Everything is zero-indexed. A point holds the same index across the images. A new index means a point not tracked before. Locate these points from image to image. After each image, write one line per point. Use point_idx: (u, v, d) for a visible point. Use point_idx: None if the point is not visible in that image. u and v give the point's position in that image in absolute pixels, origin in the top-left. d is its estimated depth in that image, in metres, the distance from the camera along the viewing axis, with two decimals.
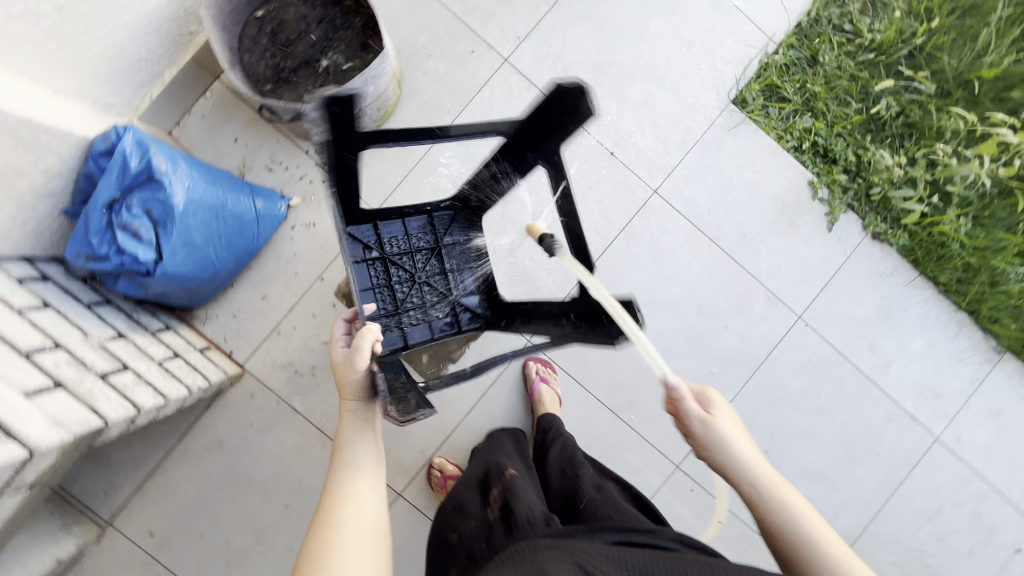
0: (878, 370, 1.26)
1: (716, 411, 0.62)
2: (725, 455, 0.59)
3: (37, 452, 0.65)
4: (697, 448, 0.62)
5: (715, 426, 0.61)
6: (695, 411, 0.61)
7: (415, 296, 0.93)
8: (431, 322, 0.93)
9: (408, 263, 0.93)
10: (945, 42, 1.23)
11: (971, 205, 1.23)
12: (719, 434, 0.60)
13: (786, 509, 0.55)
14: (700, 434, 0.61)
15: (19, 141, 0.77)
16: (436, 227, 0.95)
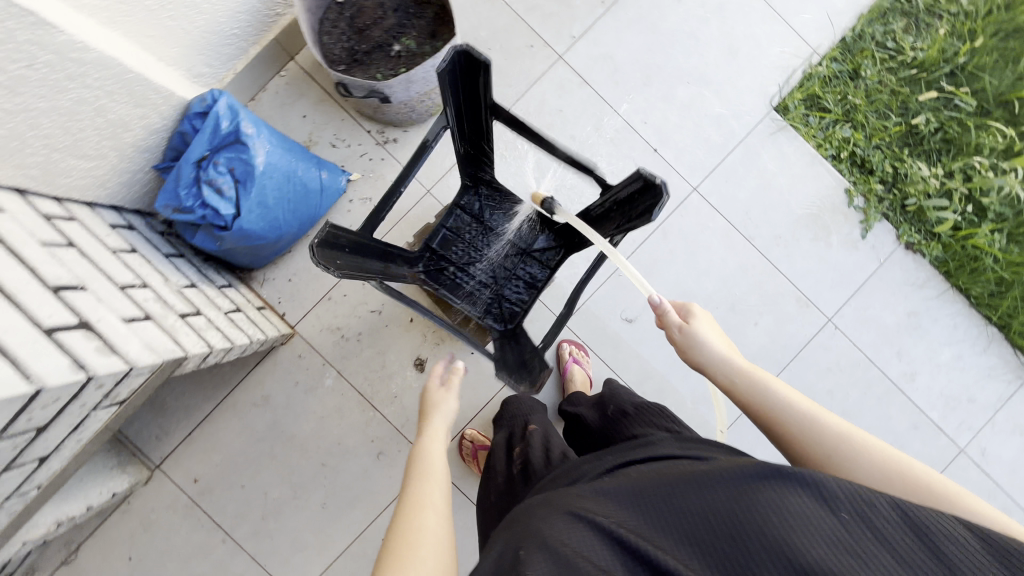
0: (905, 378, 1.28)
1: (691, 318, 0.68)
2: (701, 354, 0.66)
3: (134, 369, 0.72)
4: (684, 356, 0.68)
5: (692, 331, 0.67)
6: (674, 321, 0.69)
7: (501, 275, 0.96)
8: (529, 281, 0.96)
9: (476, 253, 0.96)
10: (987, 63, 1.27)
11: (1006, 221, 1.26)
12: (693, 335, 0.67)
13: (759, 387, 0.60)
14: (679, 341, 0.68)
15: (131, 96, 0.86)
16: (472, 212, 0.96)
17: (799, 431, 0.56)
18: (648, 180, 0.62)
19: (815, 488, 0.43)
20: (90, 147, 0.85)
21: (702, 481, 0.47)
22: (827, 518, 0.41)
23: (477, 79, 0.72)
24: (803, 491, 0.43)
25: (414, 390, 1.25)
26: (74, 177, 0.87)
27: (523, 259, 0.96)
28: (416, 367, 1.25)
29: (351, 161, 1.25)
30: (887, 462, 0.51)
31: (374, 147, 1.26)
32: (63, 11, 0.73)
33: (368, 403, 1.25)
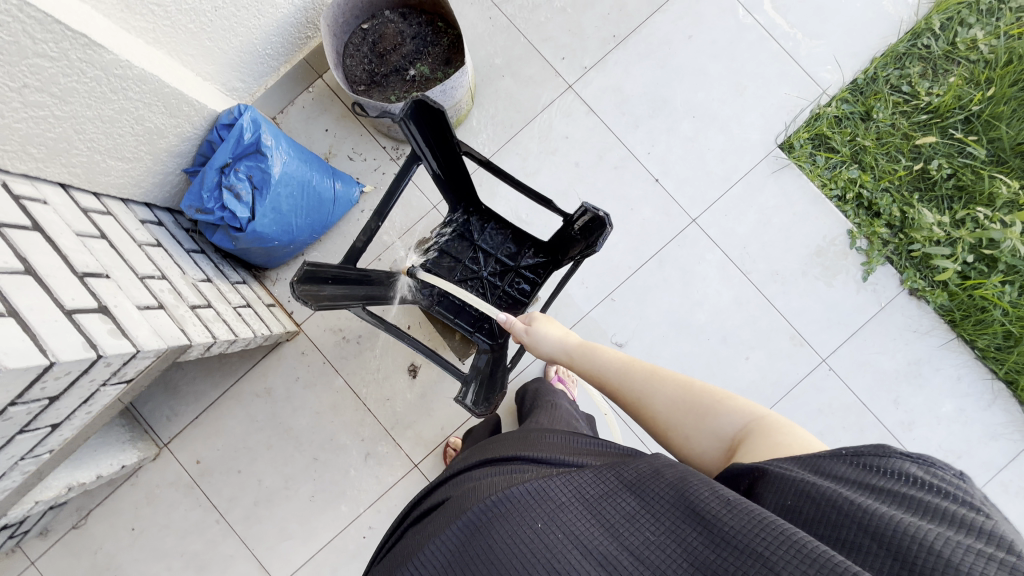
0: (902, 427, 1.25)
1: (537, 317, 0.78)
2: (543, 345, 0.74)
3: (141, 351, 0.80)
4: (536, 353, 0.76)
5: (531, 329, 0.76)
6: (518, 327, 0.78)
7: (489, 291, 0.99)
8: (515, 297, 0.99)
9: (467, 273, 1.00)
10: (1004, 112, 1.25)
11: (1017, 273, 1.22)
12: (536, 328, 0.75)
13: (586, 355, 0.67)
14: (527, 337, 0.77)
15: (167, 108, 0.96)
16: (464, 234, 1.01)
17: (614, 382, 0.61)
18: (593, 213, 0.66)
19: (503, 515, 0.41)
20: (127, 150, 0.95)
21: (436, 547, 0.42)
22: (538, 524, 0.40)
23: (442, 124, 0.71)
24: (502, 521, 0.41)
25: (406, 394, 1.31)
26: (112, 176, 0.97)
27: (510, 277, 0.99)
28: (409, 373, 1.31)
29: (366, 174, 1.34)
30: (678, 386, 0.56)
31: (388, 162, 1.34)
32: (112, 32, 0.84)
33: (362, 403, 1.31)
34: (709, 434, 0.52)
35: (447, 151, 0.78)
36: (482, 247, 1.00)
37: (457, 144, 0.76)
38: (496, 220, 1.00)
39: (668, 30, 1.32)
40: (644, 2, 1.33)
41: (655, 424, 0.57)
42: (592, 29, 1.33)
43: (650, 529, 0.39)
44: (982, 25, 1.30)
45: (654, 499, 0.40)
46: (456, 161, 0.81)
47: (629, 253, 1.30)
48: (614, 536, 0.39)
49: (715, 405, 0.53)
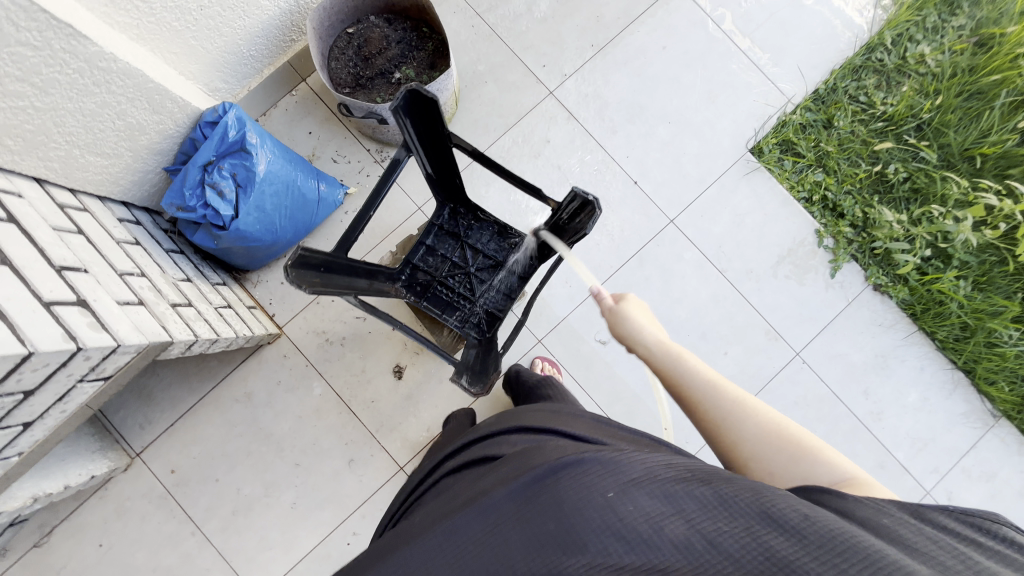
0: (872, 417, 1.31)
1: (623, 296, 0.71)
2: (631, 326, 0.68)
3: (121, 346, 0.78)
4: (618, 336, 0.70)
5: (620, 310, 0.70)
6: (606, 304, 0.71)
7: (475, 286, 1.01)
8: (501, 292, 1.01)
9: (453, 268, 1.02)
10: (951, 120, 1.35)
11: (970, 269, 1.31)
12: (622, 310, 0.70)
13: (676, 360, 0.63)
14: (610, 313, 0.71)
15: (150, 104, 0.95)
16: (450, 230, 1.02)
17: (702, 397, 0.59)
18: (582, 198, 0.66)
19: (578, 474, 0.43)
20: (106, 146, 0.94)
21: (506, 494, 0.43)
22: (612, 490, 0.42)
23: (432, 111, 0.72)
24: (574, 479, 0.42)
25: (391, 396, 1.30)
26: (89, 173, 0.96)
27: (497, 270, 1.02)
28: (394, 374, 1.30)
29: (350, 177, 1.34)
30: (772, 421, 0.56)
31: (372, 164, 1.34)
32: (96, 26, 0.83)
33: (345, 406, 1.29)
34: (796, 478, 0.53)
35: (436, 140, 0.79)
36: (468, 242, 1.02)
37: (447, 132, 0.77)
38: (482, 216, 1.03)
39: (643, 40, 1.39)
40: (620, 14, 1.39)
41: (734, 448, 0.57)
42: (571, 38, 1.38)
43: (721, 521, 0.40)
44: (929, 41, 1.40)
45: (729, 496, 0.41)
46: (443, 148, 0.82)
47: (610, 252, 1.33)
48: (683, 522, 0.40)
49: (808, 452, 0.53)
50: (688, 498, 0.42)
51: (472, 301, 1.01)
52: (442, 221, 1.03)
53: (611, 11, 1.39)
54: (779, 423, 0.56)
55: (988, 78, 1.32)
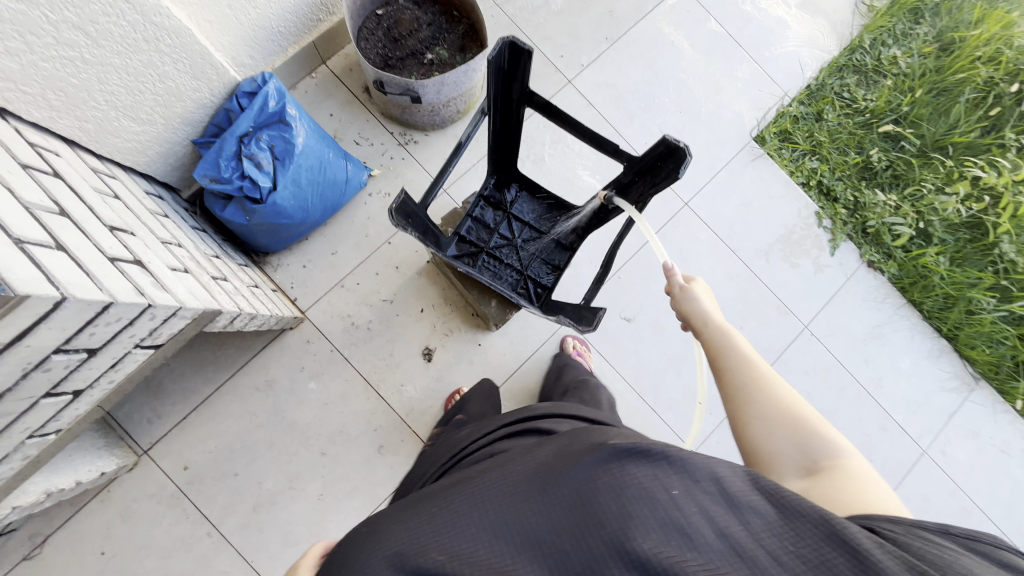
0: (873, 383, 1.41)
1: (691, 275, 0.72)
2: (690, 302, 0.70)
3: (181, 308, 0.74)
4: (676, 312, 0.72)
5: (691, 288, 0.71)
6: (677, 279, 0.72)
7: (522, 257, 1.02)
8: (548, 262, 1.03)
9: (500, 239, 1.03)
10: (924, 114, 1.50)
11: (948, 246, 1.45)
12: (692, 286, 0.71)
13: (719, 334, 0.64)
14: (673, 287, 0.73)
15: (191, 68, 0.92)
16: (497, 202, 1.04)
17: (731, 366, 0.60)
18: (670, 146, 0.70)
19: (635, 465, 0.42)
20: (143, 111, 0.89)
21: (557, 472, 0.44)
22: (668, 486, 0.40)
23: (514, 72, 0.74)
24: (632, 468, 0.42)
25: (421, 379, 1.27)
26: (121, 139, 0.90)
27: (546, 241, 1.03)
28: (424, 356, 1.28)
29: (373, 159, 1.33)
30: (788, 400, 0.55)
31: (396, 147, 1.34)
32: None
33: (374, 391, 1.25)
34: (793, 445, 0.52)
35: (509, 104, 0.80)
36: (516, 214, 1.03)
37: (520, 97, 0.79)
38: (531, 189, 1.04)
39: (653, 36, 1.48)
40: (631, 12, 1.48)
41: (739, 412, 0.57)
42: (587, 32, 1.45)
43: (785, 536, 0.37)
44: (899, 46, 1.57)
45: (792, 505, 0.39)
46: (512, 114, 0.83)
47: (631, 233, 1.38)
48: (740, 526, 0.38)
49: (813, 432, 0.52)
50: (753, 508, 0.39)
51: (521, 270, 1.02)
52: (490, 193, 1.04)
53: (623, 8, 1.47)
54: (793, 403, 0.55)
55: (953, 77, 1.49)
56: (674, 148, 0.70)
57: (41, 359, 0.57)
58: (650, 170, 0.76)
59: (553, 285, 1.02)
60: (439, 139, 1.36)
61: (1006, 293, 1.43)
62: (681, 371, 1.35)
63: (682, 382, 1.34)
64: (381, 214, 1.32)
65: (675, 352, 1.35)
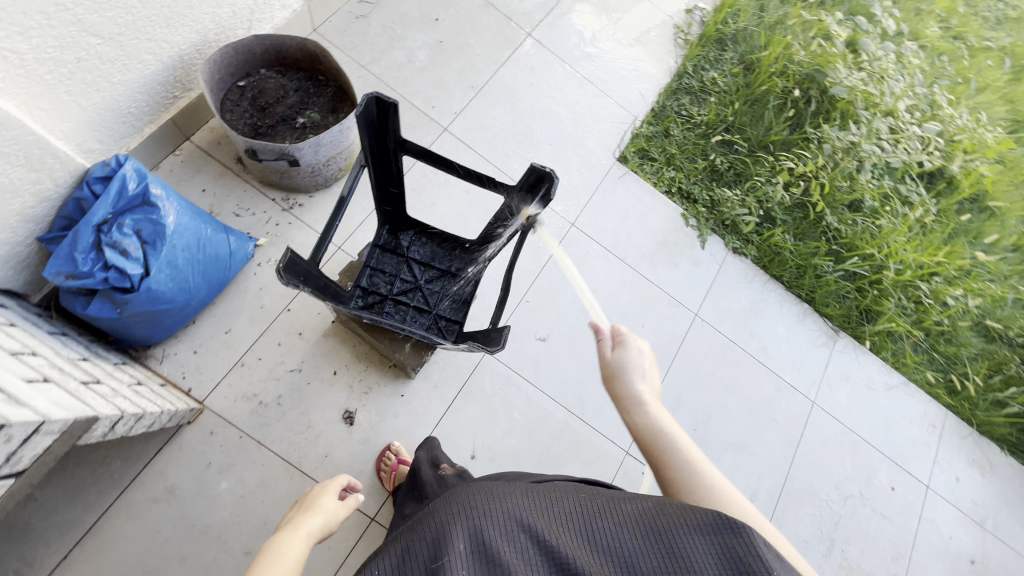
0: (761, 351, 1.60)
1: (624, 353, 0.75)
2: (625, 384, 0.73)
3: (45, 423, 0.65)
4: (607, 375, 0.76)
5: (622, 355, 0.75)
6: (609, 342, 0.77)
7: (427, 297, 1.03)
8: (454, 297, 1.05)
9: (403, 284, 1.04)
10: (744, 121, 1.79)
11: (789, 225, 1.71)
12: (626, 367, 0.74)
13: (656, 433, 0.67)
14: (609, 372, 0.75)
15: (27, 161, 0.85)
16: (393, 250, 1.05)
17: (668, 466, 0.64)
18: (538, 172, 0.80)
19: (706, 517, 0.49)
20: None
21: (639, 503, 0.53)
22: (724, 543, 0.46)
23: (384, 124, 0.79)
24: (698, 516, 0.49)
25: (346, 445, 1.21)
26: None
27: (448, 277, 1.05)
28: (345, 421, 1.22)
29: (258, 228, 1.28)
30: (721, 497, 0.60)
31: (280, 213, 1.31)
32: None
33: (296, 470, 1.16)
34: None
35: (385, 153, 0.84)
36: (414, 258, 1.06)
37: (395, 146, 0.84)
38: (425, 230, 1.07)
39: (514, 81, 1.62)
40: (490, 61, 1.62)
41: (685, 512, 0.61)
42: (453, 82, 1.55)
43: None
44: (714, 69, 1.87)
45: None
46: (390, 162, 0.87)
47: (529, 258, 1.47)
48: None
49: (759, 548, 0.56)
50: None
51: (429, 310, 1.03)
52: (383, 239, 1.06)
53: (483, 59, 1.61)
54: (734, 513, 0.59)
55: (759, 89, 1.80)
56: (543, 174, 0.79)
57: None
58: (521, 197, 0.85)
59: (463, 318, 1.03)
60: (325, 198, 1.35)
61: (839, 255, 1.72)
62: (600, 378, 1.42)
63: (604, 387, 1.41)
64: (274, 283, 1.26)
65: (591, 360, 1.43)
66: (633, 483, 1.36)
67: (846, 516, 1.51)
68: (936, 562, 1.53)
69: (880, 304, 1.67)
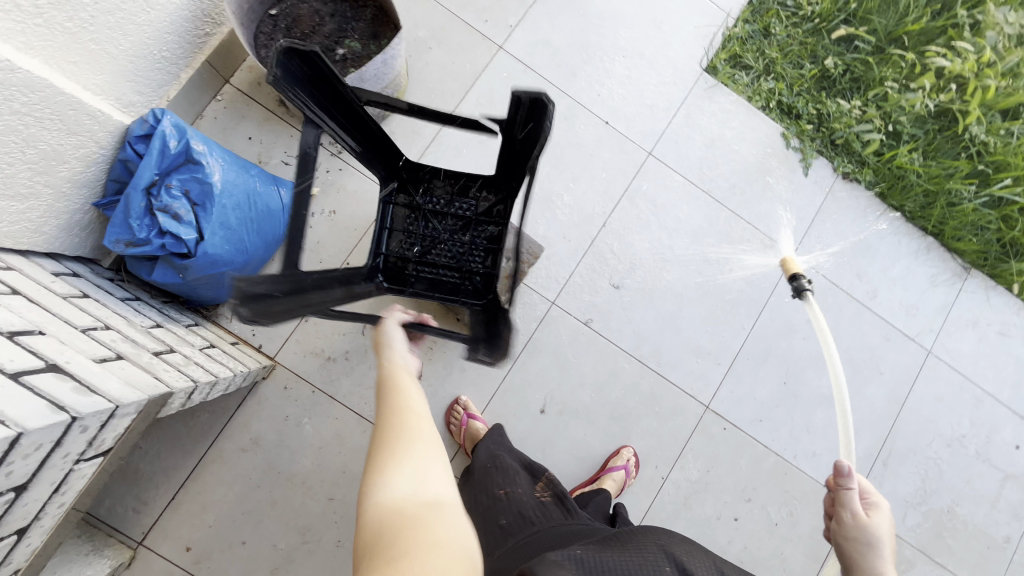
0: (868, 296, 1.38)
1: (877, 518, 0.71)
2: (873, 556, 0.68)
3: (120, 408, 0.64)
4: (844, 537, 0.72)
5: (870, 525, 0.71)
6: (855, 507, 0.73)
7: (457, 248, 0.95)
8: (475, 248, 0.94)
9: (430, 232, 0.95)
10: (874, 7, 1.42)
11: (919, 140, 1.40)
12: (877, 535, 0.70)
13: None
14: (853, 529, 0.72)
15: (64, 123, 0.80)
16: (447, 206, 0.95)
17: None
18: (526, 100, 0.70)
19: None
20: (21, 185, 0.77)
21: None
22: None
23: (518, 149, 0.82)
24: None
25: None
26: (5, 223, 0.77)
27: (447, 216, 0.95)
28: None
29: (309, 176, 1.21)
30: None
31: (329, 158, 1.22)
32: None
33: (368, 423, 1.18)
34: None
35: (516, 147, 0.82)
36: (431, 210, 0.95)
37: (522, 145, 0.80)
38: (460, 176, 0.95)
39: None
40: None
41: None
42: None
43: None
44: None
45: None
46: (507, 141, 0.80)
47: (599, 197, 1.31)
48: None
49: None
50: None
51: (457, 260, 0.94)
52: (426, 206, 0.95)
53: None
54: None
55: None
56: (531, 98, 0.69)
57: None
58: (532, 132, 0.74)
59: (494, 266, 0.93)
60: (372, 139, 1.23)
61: (984, 177, 1.40)
62: (679, 329, 1.30)
63: (682, 339, 1.29)
64: (331, 235, 1.21)
65: (668, 310, 1.30)
66: (713, 440, 1.27)
67: (956, 475, 1.36)
68: None
69: None
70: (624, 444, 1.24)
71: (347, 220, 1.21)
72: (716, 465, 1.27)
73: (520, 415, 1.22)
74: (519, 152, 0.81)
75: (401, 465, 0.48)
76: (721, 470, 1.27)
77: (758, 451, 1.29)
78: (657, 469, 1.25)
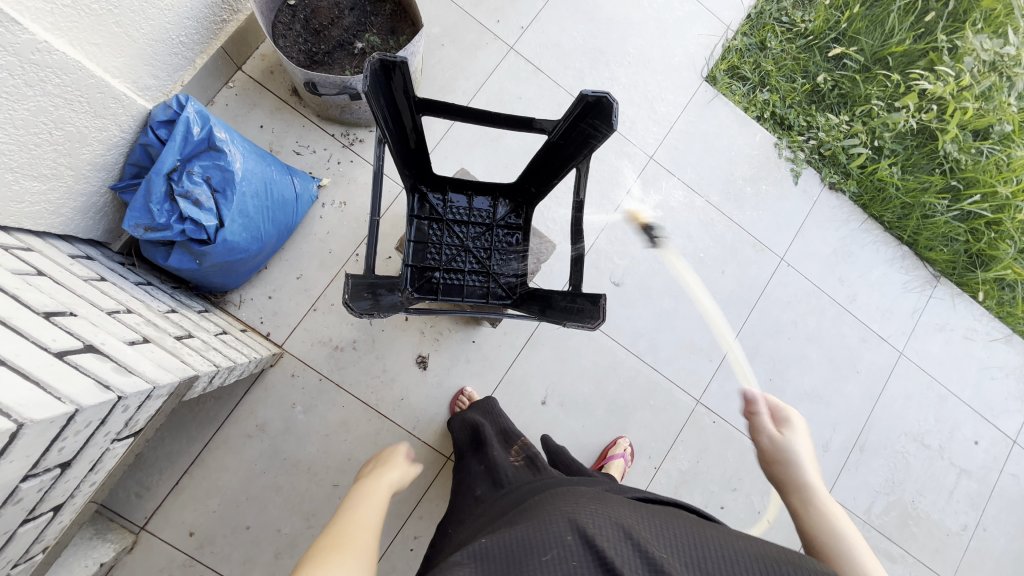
0: (848, 299, 1.47)
1: (790, 434, 0.74)
2: (793, 469, 0.71)
3: (155, 390, 0.66)
4: (766, 459, 0.75)
5: (785, 441, 0.74)
6: (768, 427, 0.75)
7: (482, 250, 0.98)
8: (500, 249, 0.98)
9: (458, 235, 0.97)
10: (862, 28, 1.51)
11: (898, 155, 1.49)
12: (793, 451, 0.73)
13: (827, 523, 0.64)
14: (772, 450, 0.74)
15: (90, 106, 0.80)
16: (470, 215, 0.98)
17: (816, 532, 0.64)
18: (590, 99, 0.73)
19: None
20: (46, 166, 0.77)
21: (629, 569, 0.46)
22: None
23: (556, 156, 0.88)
24: None
25: (420, 388, 1.22)
26: (27, 203, 0.77)
27: (466, 224, 0.98)
28: (419, 365, 1.23)
29: (320, 167, 1.22)
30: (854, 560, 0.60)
31: (341, 150, 1.23)
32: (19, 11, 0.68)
33: (373, 411, 1.20)
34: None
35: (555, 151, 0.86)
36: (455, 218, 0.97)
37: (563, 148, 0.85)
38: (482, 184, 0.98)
39: None
40: None
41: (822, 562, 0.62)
42: None
43: None
44: None
45: None
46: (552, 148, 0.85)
47: (602, 198, 1.36)
48: None
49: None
50: None
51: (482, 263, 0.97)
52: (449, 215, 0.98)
53: None
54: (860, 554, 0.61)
55: None
56: (597, 98, 0.73)
57: (10, 493, 0.50)
58: (589, 128, 0.78)
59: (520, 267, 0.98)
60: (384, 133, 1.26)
61: (957, 192, 1.50)
62: (674, 327, 1.36)
63: (677, 336, 1.36)
64: (341, 226, 1.22)
65: (665, 308, 1.36)
66: (703, 432, 1.34)
67: (921, 468, 1.47)
68: (1009, 513, 1.50)
69: (997, 248, 1.48)
70: (620, 435, 1.30)
71: (358, 212, 1.23)
72: (706, 455, 1.34)
73: (522, 406, 1.26)
74: (559, 151, 0.86)
75: (341, 563, 0.52)
76: (710, 461, 1.34)
77: (743, 443, 1.36)
78: (650, 459, 1.31)
